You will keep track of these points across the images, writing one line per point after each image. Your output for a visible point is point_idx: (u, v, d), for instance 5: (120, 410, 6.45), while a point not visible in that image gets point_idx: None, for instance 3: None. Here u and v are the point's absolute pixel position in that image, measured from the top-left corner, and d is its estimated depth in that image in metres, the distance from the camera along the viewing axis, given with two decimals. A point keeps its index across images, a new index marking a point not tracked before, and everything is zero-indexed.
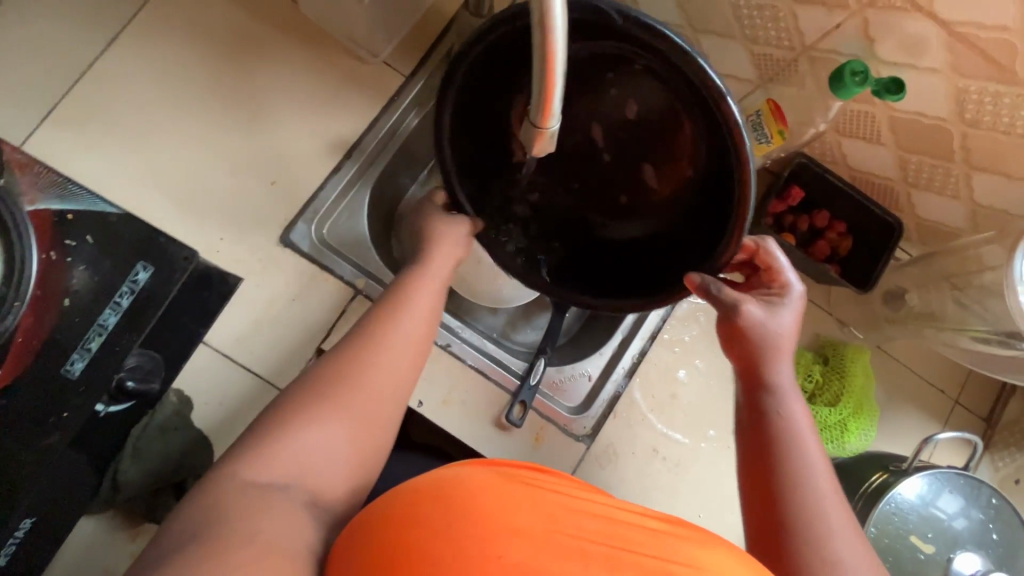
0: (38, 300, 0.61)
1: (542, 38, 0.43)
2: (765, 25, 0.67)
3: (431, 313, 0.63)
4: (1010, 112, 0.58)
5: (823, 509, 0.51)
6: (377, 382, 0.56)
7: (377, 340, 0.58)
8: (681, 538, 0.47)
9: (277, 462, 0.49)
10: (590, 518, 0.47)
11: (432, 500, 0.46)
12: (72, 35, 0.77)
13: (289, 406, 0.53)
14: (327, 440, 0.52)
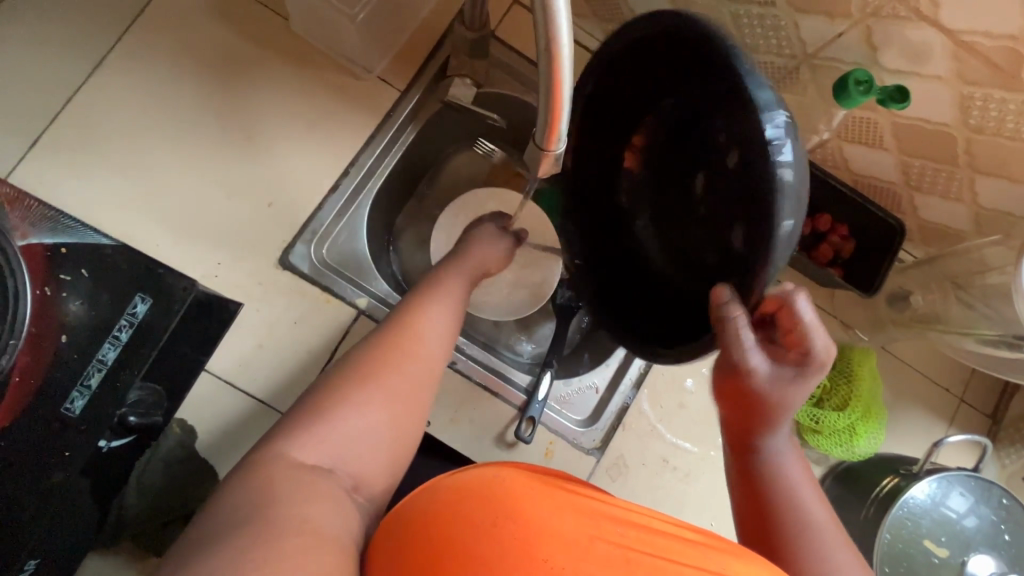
0: (34, 337, 0.59)
1: (548, 64, 0.43)
2: (767, 33, 0.67)
3: (448, 329, 0.60)
4: (1015, 119, 0.58)
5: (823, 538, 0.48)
6: (417, 371, 0.54)
7: (411, 330, 0.57)
8: (718, 549, 0.45)
9: (319, 442, 0.47)
10: (625, 529, 0.46)
11: (473, 502, 0.45)
12: (59, 60, 0.75)
13: (330, 388, 0.50)
14: (371, 424, 0.50)
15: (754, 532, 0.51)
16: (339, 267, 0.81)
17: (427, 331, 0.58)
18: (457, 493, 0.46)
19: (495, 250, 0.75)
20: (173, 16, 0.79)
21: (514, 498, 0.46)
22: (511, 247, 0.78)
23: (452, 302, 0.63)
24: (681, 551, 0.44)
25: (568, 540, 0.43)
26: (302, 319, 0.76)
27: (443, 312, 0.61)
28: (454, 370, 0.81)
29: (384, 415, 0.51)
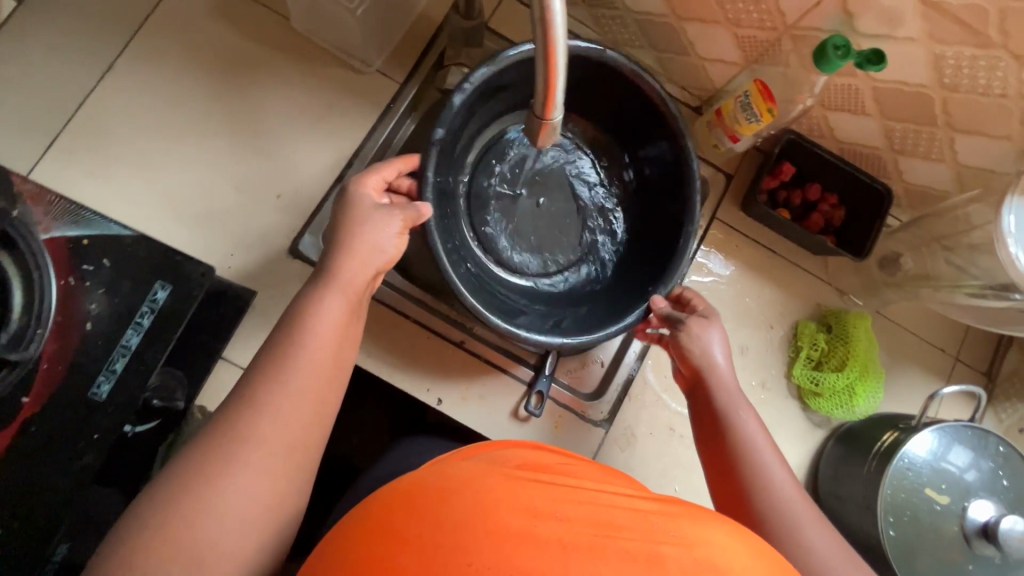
0: (60, 325, 0.62)
1: (543, 34, 0.46)
2: (748, 8, 0.70)
3: (339, 325, 0.56)
4: (986, 74, 0.61)
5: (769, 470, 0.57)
6: (271, 437, 0.48)
7: (263, 394, 0.50)
8: (673, 517, 0.44)
9: (172, 542, 0.42)
10: (573, 505, 0.44)
11: (403, 510, 0.43)
12: (71, 67, 0.78)
13: (174, 481, 0.45)
14: (234, 506, 0.45)
15: (721, 499, 0.58)
16: None
17: (287, 383, 0.51)
18: (391, 503, 0.44)
19: (383, 243, 0.62)
20: (179, 20, 0.82)
21: (445, 498, 0.43)
22: (405, 223, 0.63)
23: (329, 334, 0.55)
24: (629, 524, 0.42)
25: (499, 536, 0.40)
26: None
27: (312, 353, 0.53)
28: (463, 349, 0.83)
29: (246, 489, 0.46)
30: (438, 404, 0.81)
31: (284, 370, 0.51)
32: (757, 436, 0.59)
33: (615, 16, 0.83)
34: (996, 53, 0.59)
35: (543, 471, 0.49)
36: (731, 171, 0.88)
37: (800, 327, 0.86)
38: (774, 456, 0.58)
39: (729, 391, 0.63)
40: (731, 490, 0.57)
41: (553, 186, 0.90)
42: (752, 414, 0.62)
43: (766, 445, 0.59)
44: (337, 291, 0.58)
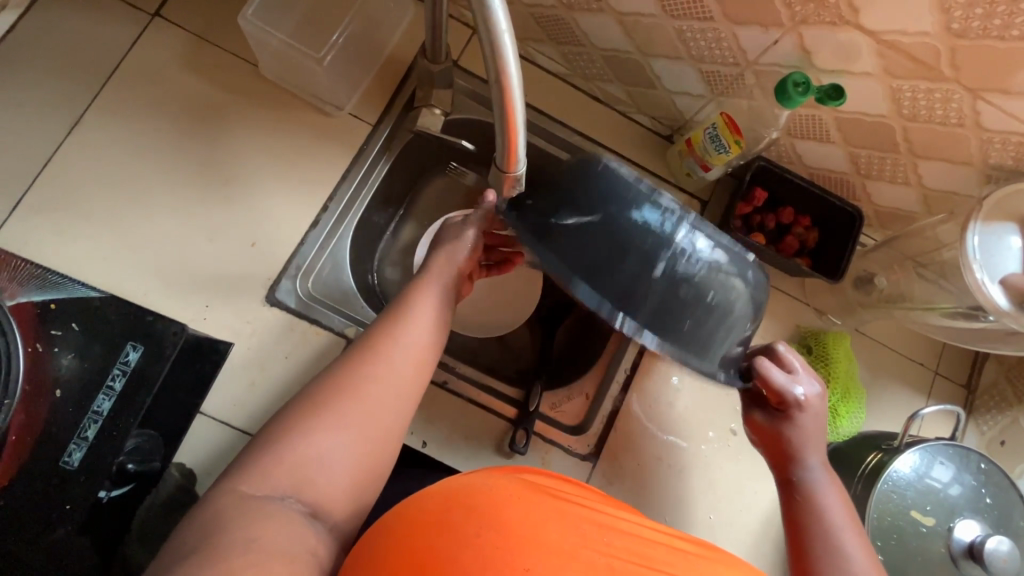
0: (28, 394, 0.61)
1: (500, 95, 0.47)
2: (710, 46, 0.71)
3: (438, 317, 0.60)
4: (942, 105, 0.63)
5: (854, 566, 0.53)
6: (386, 394, 0.53)
7: (381, 349, 0.55)
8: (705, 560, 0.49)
9: (290, 452, 0.48)
10: (613, 535, 0.49)
11: (457, 517, 0.46)
12: (36, 125, 0.77)
13: (285, 421, 0.50)
14: (338, 445, 0.50)
15: (798, 566, 0.56)
16: (324, 300, 0.83)
17: (403, 341, 0.56)
18: (439, 509, 0.47)
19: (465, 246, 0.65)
20: (147, 71, 0.82)
21: (497, 511, 0.47)
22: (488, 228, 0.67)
23: (429, 315, 0.59)
24: (668, 560, 0.48)
25: (551, 552, 0.45)
26: (293, 353, 0.78)
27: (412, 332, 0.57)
28: (447, 390, 0.82)
29: (342, 444, 0.50)
30: (423, 447, 0.80)
31: (397, 334, 0.56)
32: (830, 501, 0.58)
33: (582, 53, 0.84)
34: (950, 87, 0.61)
35: (565, 493, 0.54)
36: (705, 198, 0.90)
37: None
38: (848, 523, 0.57)
39: (804, 444, 0.61)
40: (804, 556, 0.56)
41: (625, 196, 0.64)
42: (836, 500, 0.58)
43: (839, 510, 0.58)
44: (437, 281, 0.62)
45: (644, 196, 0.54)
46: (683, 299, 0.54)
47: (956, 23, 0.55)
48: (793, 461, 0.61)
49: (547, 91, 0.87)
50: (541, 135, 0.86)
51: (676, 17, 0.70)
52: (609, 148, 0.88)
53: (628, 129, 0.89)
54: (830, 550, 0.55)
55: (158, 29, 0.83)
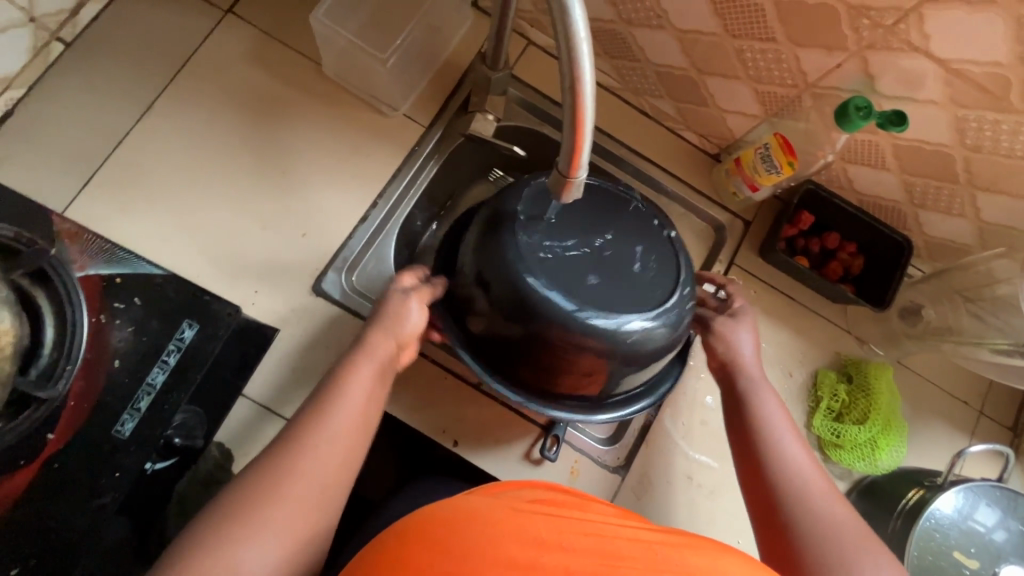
0: (88, 363, 0.63)
1: (572, 100, 0.48)
2: (769, 66, 0.71)
3: (366, 401, 0.62)
4: (1009, 137, 0.62)
5: (784, 447, 0.64)
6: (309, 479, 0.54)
7: (307, 439, 0.57)
8: (675, 547, 0.46)
9: (209, 562, 0.48)
10: (581, 537, 0.47)
11: (422, 544, 0.44)
12: (111, 107, 0.81)
13: (200, 532, 0.50)
14: (263, 552, 0.50)
15: (742, 459, 0.66)
16: (367, 293, 0.85)
17: (327, 433, 0.58)
18: (405, 538, 0.45)
19: (400, 321, 0.67)
20: (216, 63, 0.85)
21: (458, 532, 0.45)
22: (422, 299, 0.70)
23: (360, 399, 0.61)
24: (634, 554, 0.45)
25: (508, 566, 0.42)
26: (332, 343, 0.80)
27: (345, 417, 0.59)
28: (481, 391, 0.82)
29: (265, 548, 0.50)
30: (454, 446, 0.80)
31: (324, 424, 0.58)
32: (770, 406, 0.68)
33: (636, 68, 0.85)
34: (1019, 119, 0.60)
35: (540, 505, 0.52)
36: (749, 219, 0.90)
37: (820, 376, 0.86)
38: (780, 417, 0.67)
39: (752, 387, 0.69)
40: (750, 446, 0.65)
41: (568, 256, 0.68)
42: (772, 398, 0.68)
43: (776, 411, 0.67)
44: (368, 361, 0.64)
45: (577, 314, 0.64)
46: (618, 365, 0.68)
47: None
48: (736, 366, 0.71)
49: (597, 104, 0.89)
50: (595, 151, 0.89)
51: (737, 36, 0.70)
52: (655, 164, 0.89)
53: (675, 146, 0.90)
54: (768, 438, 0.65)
55: (229, 25, 0.87)
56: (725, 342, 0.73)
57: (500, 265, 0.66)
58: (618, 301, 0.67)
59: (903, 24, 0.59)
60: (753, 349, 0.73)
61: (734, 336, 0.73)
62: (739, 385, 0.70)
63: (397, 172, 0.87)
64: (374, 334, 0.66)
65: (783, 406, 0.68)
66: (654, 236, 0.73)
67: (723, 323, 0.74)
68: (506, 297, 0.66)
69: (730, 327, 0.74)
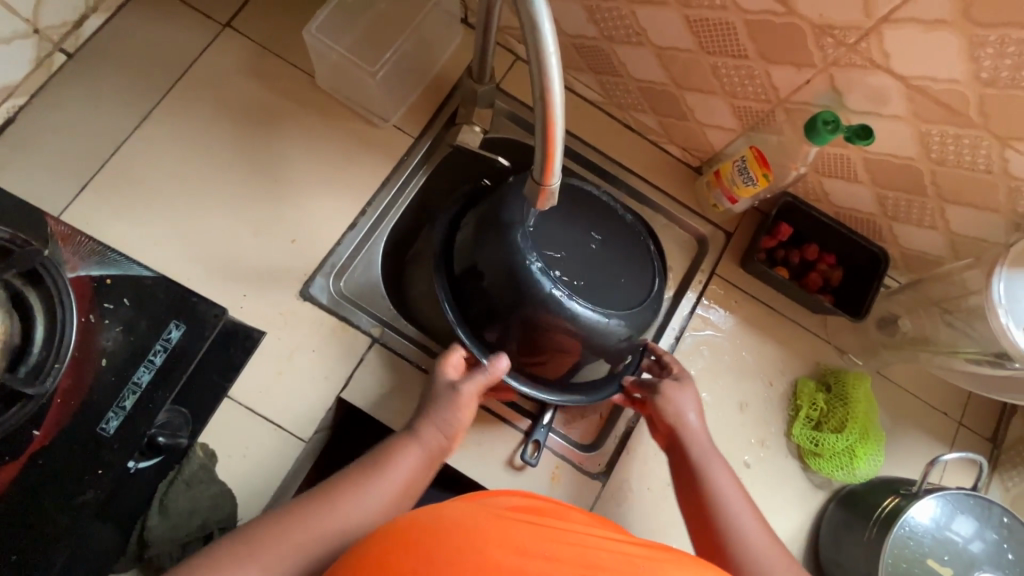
0: (77, 361, 0.65)
1: (544, 110, 0.50)
2: (743, 82, 0.74)
3: (407, 481, 0.65)
4: (971, 152, 0.65)
5: (743, 522, 0.65)
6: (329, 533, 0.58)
7: (343, 496, 0.61)
8: (658, 560, 0.47)
9: None
10: (563, 546, 0.47)
11: (403, 549, 0.44)
12: (109, 115, 0.84)
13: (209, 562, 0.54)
14: None
15: (703, 542, 0.66)
16: (355, 299, 0.87)
17: (361, 499, 0.62)
18: (386, 544, 0.45)
19: (456, 412, 0.71)
20: (212, 74, 0.88)
21: (439, 537, 0.45)
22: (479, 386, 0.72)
23: (401, 480, 0.65)
24: (612, 564, 0.46)
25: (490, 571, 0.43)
26: (319, 347, 0.82)
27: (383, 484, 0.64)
28: None
29: None
30: None
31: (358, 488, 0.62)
32: (723, 480, 0.69)
33: (619, 82, 0.87)
34: (979, 133, 0.63)
35: (526, 518, 0.52)
36: (730, 230, 0.91)
37: (799, 385, 0.87)
38: (734, 489, 0.68)
39: (702, 459, 0.71)
40: (708, 524, 0.66)
41: (559, 245, 0.75)
42: (723, 470, 0.70)
43: (728, 482, 0.69)
44: (416, 446, 0.68)
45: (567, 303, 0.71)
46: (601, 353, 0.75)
47: (985, 72, 0.57)
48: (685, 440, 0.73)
49: (582, 117, 0.91)
50: (579, 162, 0.91)
51: (712, 53, 0.73)
52: (638, 175, 0.92)
53: (658, 159, 0.92)
54: (725, 515, 0.66)
55: (227, 39, 0.90)
56: (673, 415, 0.75)
57: (502, 251, 0.72)
58: (602, 297, 0.75)
59: (864, 43, 0.61)
60: (698, 416, 0.75)
61: (682, 408, 0.75)
62: (690, 459, 0.72)
63: (386, 180, 0.90)
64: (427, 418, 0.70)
65: (736, 478, 0.70)
66: (634, 242, 0.81)
67: (665, 386, 0.77)
68: (501, 279, 0.72)
69: (672, 397, 0.76)
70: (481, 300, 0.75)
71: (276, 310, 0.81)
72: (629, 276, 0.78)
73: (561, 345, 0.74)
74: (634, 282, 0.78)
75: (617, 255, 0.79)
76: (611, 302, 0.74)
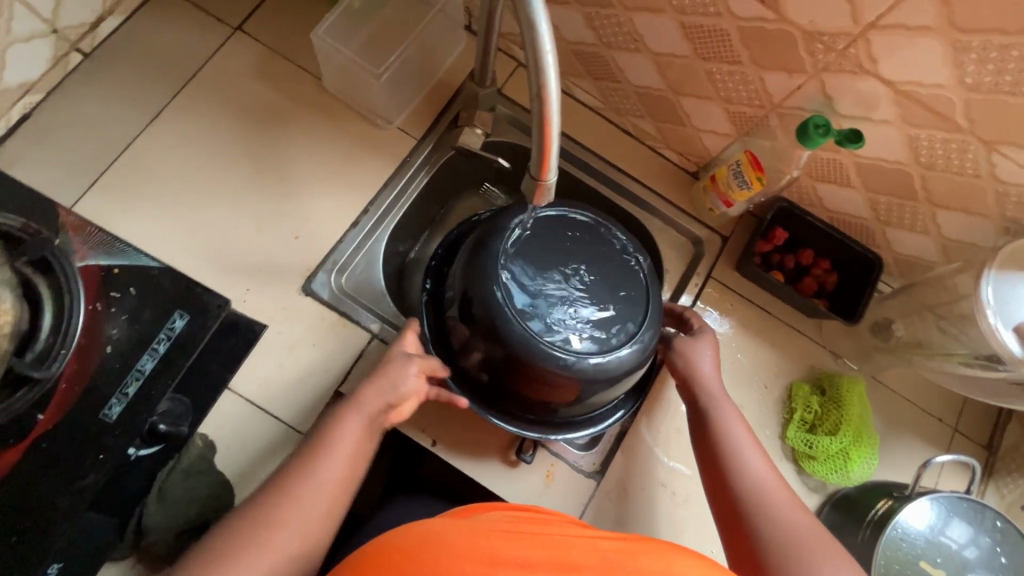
0: (82, 348, 0.65)
1: (540, 107, 0.52)
2: (737, 87, 0.76)
3: (353, 453, 0.65)
4: (959, 155, 0.67)
5: (746, 457, 0.67)
6: (293, 525, 0.59)
7: (297, 486, 0.61)
8: (630, 552, 0.48)
9: None
10: (536, 551, 0.48)
11: (379, 570, 0.45)
12: (121, 113, 0.86)
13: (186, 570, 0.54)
14: None
15: (710, 475, 0.69)
16: (356, 295, 0.88)
17: (315, 482, 0.62)
18: (364, 564, 0.46)
19: (397, 382, 0.70)
20: (222, 75, 0.91)
21: (419, 555, 0.46)
22: (421, 364, 0.72)
23: (349, 451, 0.65)
24: (587, 565, 0.47)
25: None
26: (319, 341, 0.83)
27: (332, 466, 0.63)
28: None
29: None
30: (432, 446, 0.82)
31: (308, 474, 0.62)
32: (730, 419, 0.71)
33: (617, 88, 0.90)
34: (966, 138, 0.65)
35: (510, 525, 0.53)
36: (726, 234, 0.93)
37: (794, 389, 0.87)
38: (740, 428, 0.71)
39: (710, 400, 0.74)
40: (714, 459, 0.69)
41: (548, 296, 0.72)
42: (732, 410, 0.73)
43: (735, 421, 0.71)
44: (357, 416, 0.67)
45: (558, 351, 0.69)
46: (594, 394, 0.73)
47: (970, 77, 0.60)
48: (695, 384, 0.75)
49: (580, 122, 0.93)
50: (577, 165, 0.93)
51: (706, 59, 0.75)
52: (635, 180, 0.93)
53: (656, 164, 0.94)
54: (731, 451, 0.68)
55: (237, 42, 0.93)
56: (684, 361, 0.78)
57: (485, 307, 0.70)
58: (590, 332, 0.71)
59: (853, 48, 0.64)
60: (711, 362, 0.77)
61: (693, 354, 0.77)
62: (699, 401, 0.74)
63: (389, 181, 0.92)
64: (365, 389, 0.69)
65: (743, 418, 0.72)
66: (628, 267, 0.77)
67: (680, 341, 0.79)
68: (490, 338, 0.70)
69: (684, 344, 0.78)
70: (477, 357, 0.73)
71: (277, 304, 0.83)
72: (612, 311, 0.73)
73: (552, 394, 0.72)
74: (625, 313, 0.73)
75: (610, 285, 0.75)
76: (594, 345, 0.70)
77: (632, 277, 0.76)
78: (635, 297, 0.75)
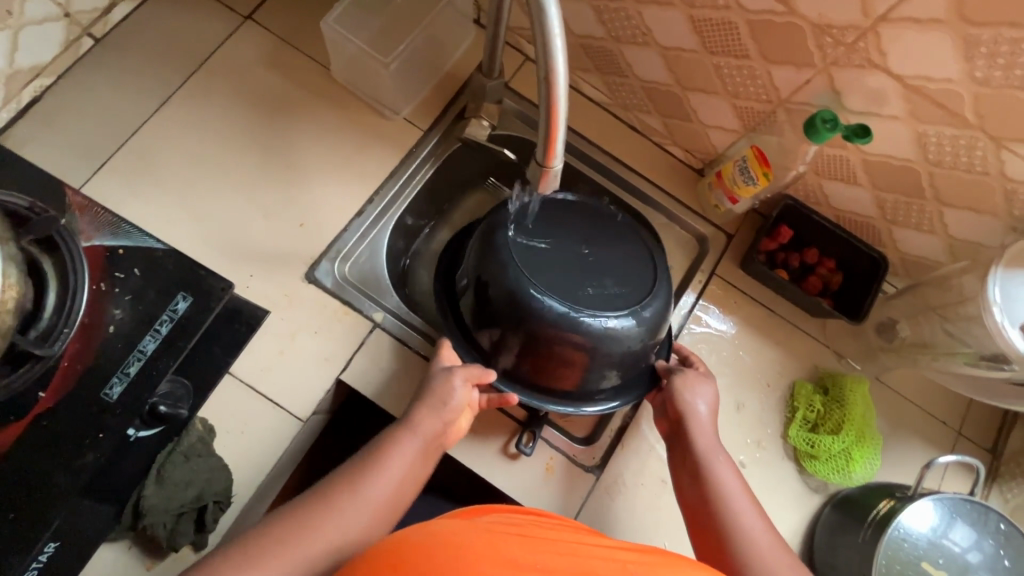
0: (85, 327, 0.66)
1: (547, 90, 0.52)
2: (745, 82, 0.76)
3: (405, 475, 0.66)
4: (967, 152, 0.67)
5: (744, 520, 0.65)
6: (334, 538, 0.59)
7: (342, 497, 0.62)
8: (648, 565, 0.47)
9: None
10: (553, 557, 0.48)
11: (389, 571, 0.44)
12: (130, 98, 0.87)
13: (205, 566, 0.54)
14: None
15: (706, 542, 0.66)
16: (358, 285, 0.88)
17: (361, 497, 0.62)
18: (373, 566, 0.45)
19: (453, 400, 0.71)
20: (231, 63, 0.91)
21: (431, 557, 0.45)
22: (473, 379, 0.72)
23: (400, 472, 0.66)
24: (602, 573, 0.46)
25: None
26: (321, 329, 0.83)
27: (382, 483, 0.64)
28: None
29: None
30: None
31: (354, 491, 0.62)
32: (727, 477, 0.69)
33: (624, 83, 0.90)
34: (974, 134, 0.65)
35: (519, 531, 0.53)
36: (731, 232, 0.92)
37: (796, 388, 0.87)
38: (737, 486, 0.69)
39: (706, 455, 0.72)
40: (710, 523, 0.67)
41: (559, 269, 0.75)
42: (728, 467, 0.70)
43: (731, 478, 0.69)
44: (414, 437, 0.68)
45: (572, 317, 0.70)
46: (604, 362, 0.73)
47: (980, 72, 0.60)
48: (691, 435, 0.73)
49: (587, 116, 0.93)
50: (582, 160, 0.93)
51: (715, 53, 0.75)
52: (640, 175, 0.93)
53: (661, 160, 0.94)
54: (728, 515, 0.66)
55: (247, 30, 0.93)
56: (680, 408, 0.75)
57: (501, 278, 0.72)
58: (600, 302, 0.73)
59: (862, 42, 0.64)
60: (709, 409, 0.75)
61: (691, 400, 0.75)
62: (695, 456, 0.72)
63: (395, 171, 0.92)
64: (423, 410, 0.70)
65: (739, 476, 0.70)
66: (640, 252, 0.80)
67: (683, 380, 0.77)
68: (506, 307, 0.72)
69: (681, 389, 0.76)
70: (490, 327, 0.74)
71: (281, 291, 0.83)
72: (624, 280, 0.76)
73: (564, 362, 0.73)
74: (633, 286, 0.76)
75: (619, 264, 0.78)
76: (614, 311, 0.72)
77: (641, 255, 0.79)
78: (643, 275, 0.77)
